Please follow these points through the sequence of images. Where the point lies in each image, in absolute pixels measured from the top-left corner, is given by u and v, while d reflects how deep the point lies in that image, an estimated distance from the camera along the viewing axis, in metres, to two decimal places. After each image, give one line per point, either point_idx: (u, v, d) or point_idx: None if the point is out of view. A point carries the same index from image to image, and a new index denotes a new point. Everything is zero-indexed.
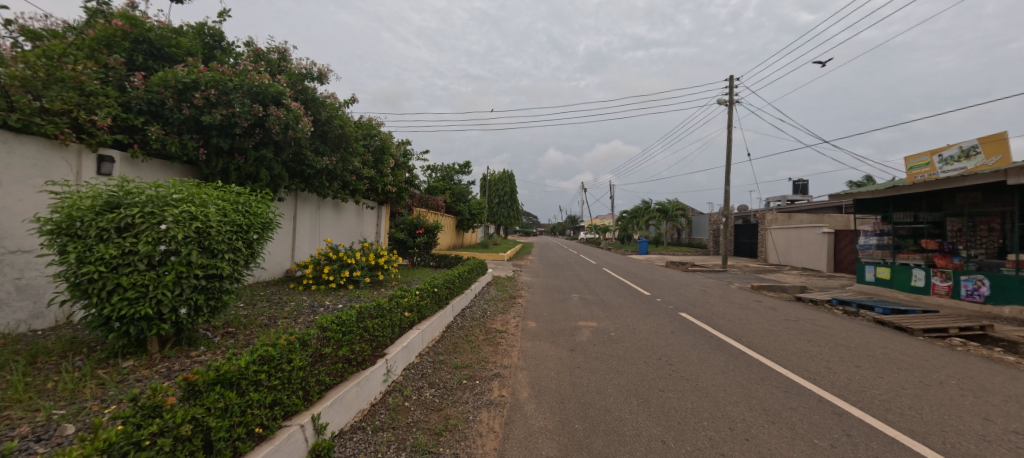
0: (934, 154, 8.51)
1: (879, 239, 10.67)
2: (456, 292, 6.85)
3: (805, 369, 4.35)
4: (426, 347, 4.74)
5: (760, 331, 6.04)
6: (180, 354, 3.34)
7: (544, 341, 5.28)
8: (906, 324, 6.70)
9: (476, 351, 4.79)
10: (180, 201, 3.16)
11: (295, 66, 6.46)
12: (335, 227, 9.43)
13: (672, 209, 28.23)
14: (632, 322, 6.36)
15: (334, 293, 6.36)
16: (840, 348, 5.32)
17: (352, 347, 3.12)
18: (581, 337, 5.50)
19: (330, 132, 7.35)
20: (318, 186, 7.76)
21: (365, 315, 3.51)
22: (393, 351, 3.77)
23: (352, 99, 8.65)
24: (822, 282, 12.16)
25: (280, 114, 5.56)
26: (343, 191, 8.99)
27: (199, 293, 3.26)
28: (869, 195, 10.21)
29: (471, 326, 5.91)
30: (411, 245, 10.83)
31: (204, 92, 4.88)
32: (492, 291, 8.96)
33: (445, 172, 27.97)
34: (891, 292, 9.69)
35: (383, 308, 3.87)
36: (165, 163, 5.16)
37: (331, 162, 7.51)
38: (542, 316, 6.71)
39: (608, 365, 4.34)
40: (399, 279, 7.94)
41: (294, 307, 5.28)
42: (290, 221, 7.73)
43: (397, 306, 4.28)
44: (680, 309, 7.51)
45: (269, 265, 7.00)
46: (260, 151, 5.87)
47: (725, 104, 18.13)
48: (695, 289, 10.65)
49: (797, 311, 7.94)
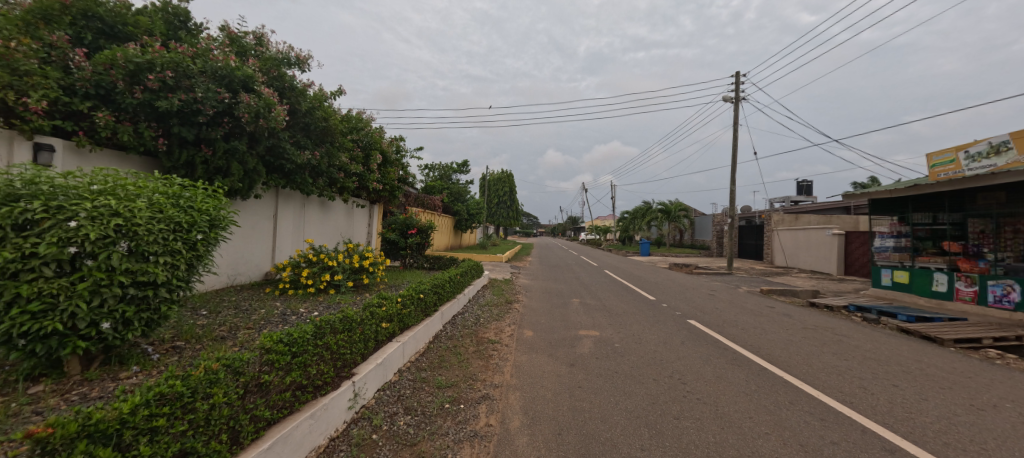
0: (960, 150, 7.97)
1: (897, 241, 10.14)
2: (447, 297, 6.33)
3: (839, 391, 3.81)
4: (408, 361, 4.22)
5: (779, 342, 5.50)
6: (105, 376, 2.81)
7: (540, 354, 4.74)
8: (934, 333, 6.16)
9: (464, 366, 4.25)
10: (101, 193, 2.63)
11: (272, 51, 5.95)
12: (321, 227, 8.93)
13: (674, 209, 27.70)
14: (638, 331, 5.82)
15: (313, 298, 5.84)
16: (871, 363, 4.78)
17: (305, 372, 2.57)
18: (582, 348, 4.97)
19: (312, 123, 6.84)
20: (300, 183, 7.24)
21: (329, 329, 2.97)
22: (364, 370, 3.23)
23: (339, 91, 8.17)
24: (834, 286, 11.62)
25: (249, 101, 5.00)
26: (330, 189, 8.47)
27: (128, 305, 2.73)
28: (886, 195, 9.67)
29: (461, 336, 5.40)
30: (402, 245, 10.33)
31: (161, 74, 4.35)
32: (488, 295, 8.43)
33: (442, 171, 27.48)
34: (910, 297, 9.14)
35: (353, 321, 3.33)
36: (119, 155, 4.62)
37: (313, 157, 6.98)
38: (540, 324, 6.18)
39: (614, 385, 3.80)
40: (387, 283, 7.42)
41: (263, 314, 4.75)
42: (269, 220, 7.22)
43: (372, 316, 3.72)
44: (688, 316, 6.98)
45: (242, 268, 6.55)
46: (231, 142, 5.38)
47: (730, 101, 17.58)
48: (702, 293, 10.13)
49: (814, 318, 7.40)
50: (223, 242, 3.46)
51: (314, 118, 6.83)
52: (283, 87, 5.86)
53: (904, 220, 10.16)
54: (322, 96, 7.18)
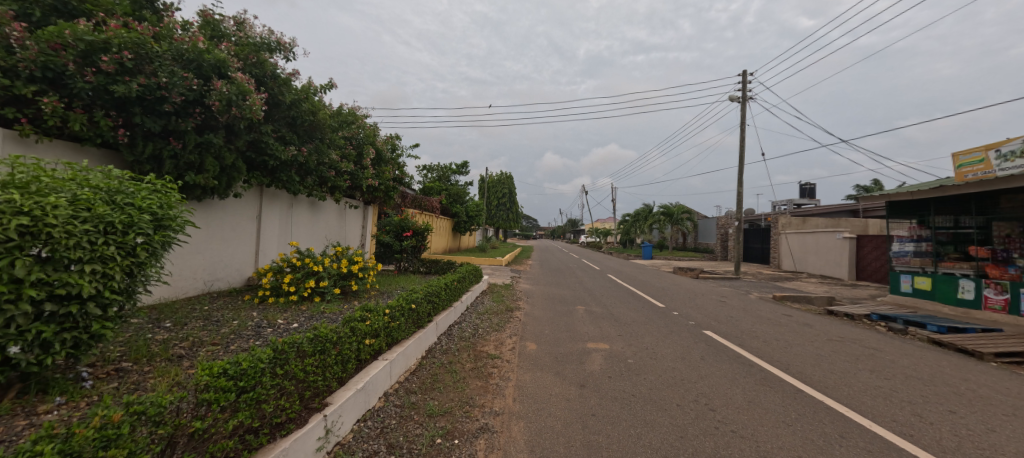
0: (990, 149, 7.49)
1: (917, 246, 9.50)
2: (442, 306, 5.80)
3: (892, 421, 3.29)
4: (397, 382, 3.71)
5: (808, 357, 4.99)
6: (18, 411, 2.22)
7: (546, 372, 4.22)
8: (972, 347, 5.65)
9: (460, 388, 3.72)
10: (4, 186, 2.10)
11: (251, 37, 5.47)
12: (310, 228, 8.44)
13: (677, 212, 27.26)
14: (651, 344, 5.31)
15: (295, 307, 5.30)
16: (915, 382, 4.28)
17: (258, 410, 2.04)
18: (592, 364, 4.47)
19: (298, 116, 6.37)
20: (285, 181, 6.74)
21: (295, 353, 2.45)
22: (340, 399, 2.70)
23: (329, 84, 7.71)
24: (849, 292, 11.12)
25: (219, 87, 4.50)
26: (320, 188, 7.96)
27: (45, 324, 2.20)
28: (905, 197, 9.20)
29: (458, 350, 4.89)
30: (397, 248, 9.80)
31: (118, 55, 3.86)
32: (487, 303, 7.91)
33: (440, 172, 27.00)
34: (933, 305, 8.66)
35: (328, 339, 2.80)
36: (74, 146, 4.10)
37: (299, 153, 6.50)
38: (544, 335, 5.67)
39: (633, 413, 3.28)
40: (379, 289, 6.89)
41: (234, 327, 4.21)
42: (252, 221, 6.72)
43: (353, 334, 3.19)
44: (703, 326, 6.47)
45: (220, 273, 6.08)
46: (204, 135, 4.90)
47: (737, 100, 17.13)
48: (712, 299, 9.63)
49: (837, 328, 6.90)
50: (175, 246, 2.94)
51: (301, 111, 6.35)
52: (263, 75, 5.38)
53: (924, 224, 9.68)
54: (310, 89, 6.70)
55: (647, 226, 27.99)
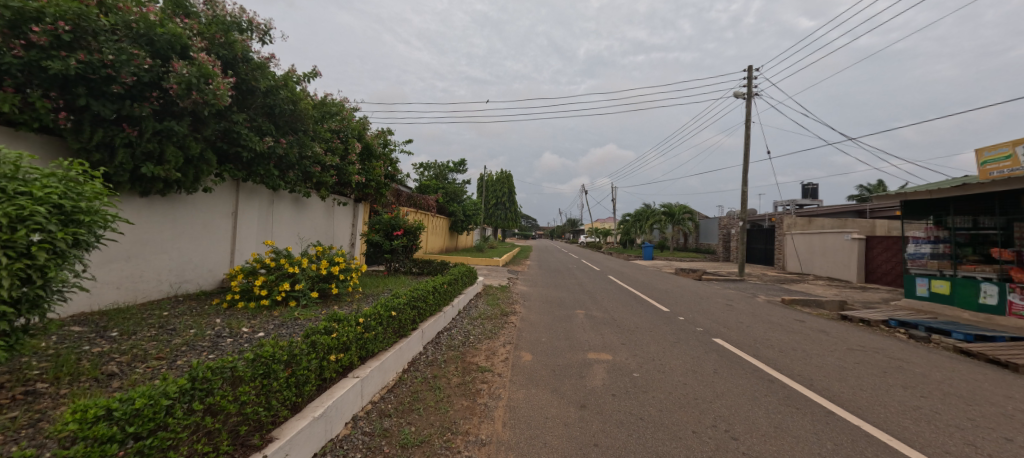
0: (1018, 144, 7.03)
1: (934, 248, 9.14)
2: (430, 311, 5.30)
3: (945, 452, 2.81)
4: (370, 403, 3.22)
5: (831, 370, 4.52)
6: None
7: (541, 388, 3.73)
8: (1006, 357, 5.18)
9: (442, 410, 3.23)
10: None
11: (221, 14, 4.99)
12: (293, 226, 7.95)
13: (678, 212, 26.84)
14: (658, 355, 4.84)
15: (266, 313, 4.80)
16: (956, 401, 3.80)
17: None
18: (594, 379, 4.00)
19: (276, 105, 5.89)
20: (262, 175, 6.27)
21: (224, 381, 1.94)
22: (292, 431, 2.21)
23: (314, 72, 7.25)
24: (859, 296, 10.67)
25: (177, 68, 3.88)
26: (304, 184, 7.48)
27: None
28: (923, 196, 8.72)
29: (445, 361, 4.41)
30: (386, 248, 9.25)
31: (54, 26, 3.36)
32: (481, 307, 7.43)
33: (438, 171, 26.52)
34: (952, 310, 8.19)
35: (278, 360, 2.30)
36: (9, 132, 3.61)
37: (277, 145, 6.02)
38: (541, 344, 5.19)
39: (642, 442, 2.80)
40: (364, 292, 6.41)
41: (189, 337, 3.71)
42: (226, 218, 6.22)
43: (313, 352, 2.68)
44: (713, 333, 6.00)
45: (188, 274, 5.62)
46: (163, 121, 4.46)
47: (743, 97, 16.70)
48: (718, 303, 9.16)
49: (855, 335, 6.44)
50: (88, 246, 2.42)
51: (278, 99, 5.88)
52: (233, 57, 4.88)
53: (941, 224, 9.22)
54: (290, 76, 6.21)
55: (648, 226, 27.53)
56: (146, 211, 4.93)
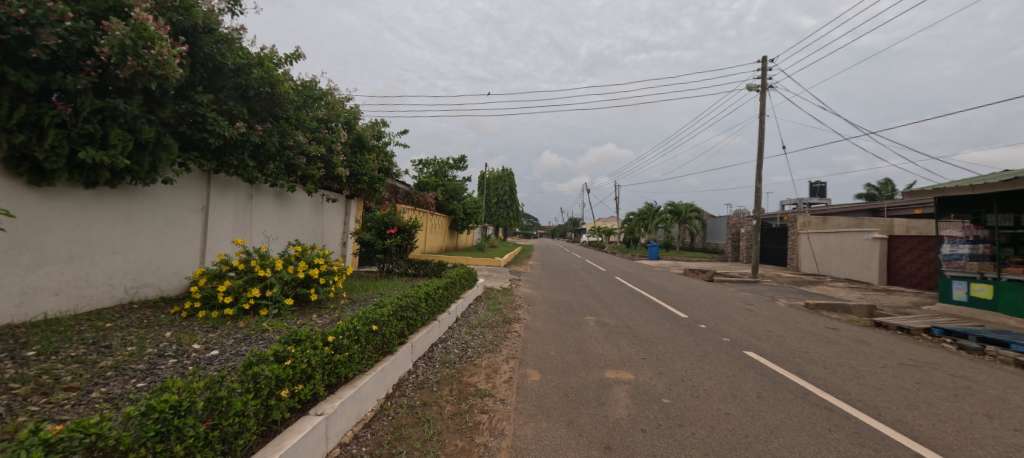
0: None
1: (973, 248, 8.35)
2: (422, 322, 4.61)
3: None
4: (336, 449, 2.48)
5: (893, 394, 3.83)
6: None
7: (553, 421, 3.03)
8: None
9: (430, 455, 2.51)
10: None
11: None
12: (274, 223, 7.25)
13: (685, 211, 26.21)
14: (686, 373, 4.17)
15: (229, 323, 4.10)
16: None
17: None
18: (617, 407, 3.32)
19: (249, 87, 5.25)
20: (235, 166, 5.59)
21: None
22: None
23: (297, 54, 6.62)
24: (887, 299, 9.97)
25: (108, 28, 3.21)
26: (287, 177, 6.82)
27: None
28: (964, 192, 8.05)
29: (437, 382, 3.72)
30: (378, 248, 8.51)
31: None
32: (481, 312, 6.77)
33: (438, 168, 25.90)
34: (996, 316, 7.50)
35: (190, 412, 1.60)
36: None
37: (250, 132, 5.36)
38: (549, 359, 4.51)
39: None
40: (349, 298, 5.72)
41: (122, 358, 3.01)
42: (194, 213, 5.53)
43: (252, 392, 1.98)
44: (743, 345, 5.31)
45: (145, 277, 4.91)
46: (105, 98, 3.81)
47: (756, 89, 15.96)
48: (738, 307, 8.47)
49: (900, 346, 5.74)
50: None
51: (251, 79, 5.23)
52: (190, 25, 4.26)
53: (979, 223, 8.47)
54: (267, 55, 5.57)
55: (654, 225, 26.82)
56: (90, 205, 4.24)
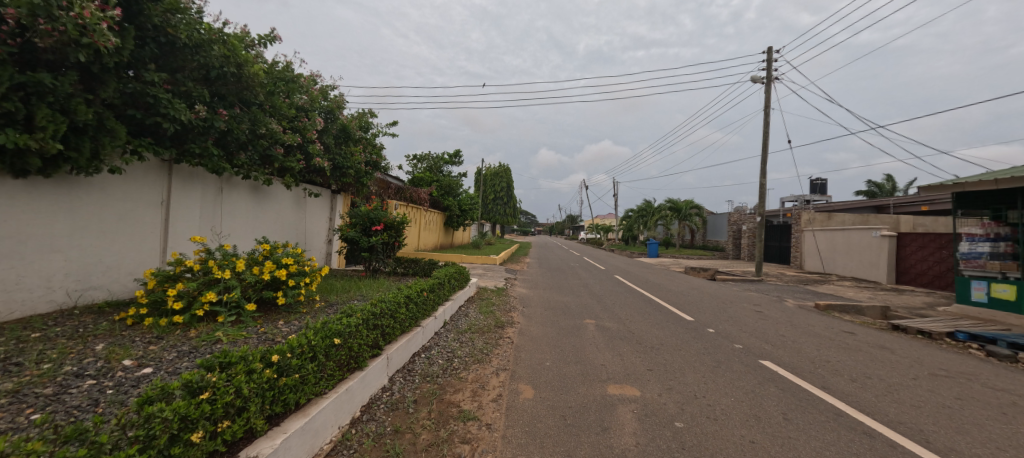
0: None
1: (994, 246, 7.89)
2: (401, 329, 4.11)
3: None
4: None
5: (937, 414, 3.35)
6: None
7: (547, 454, 2.52)
8: None
9: None
10: None
11: None
12: (248, 218, 6.71)
13: (686, 207, 25.78)
14: (699, 387, 3.70)
15: (179, 332, 3.58)
16: None
17: None
18: (621, 432, 2.84)
19: (211, 66, 4.73)
20: (198, 155, 5.05)
21: None
22: None
23: (272, 36, 6.09)
24: (899, 300, 9.53)
25: None
26: (262, 169, 6.28)
27: None
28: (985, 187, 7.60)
29: (413, 403, 3.21)
30: (363, 246, 7.96)
31: None
32: (473, 315, 6.28)
33: (432, 164, 25.35)
34: (1020, 318, 7.08)
35: None
36: None
37: (214, 117, 4.83)
38: (545, 371, 4.02)
39: None
40: (325, 301, 5.23)
41: (29, 379, 2.49)
42: (151, 207, 4.98)
43: (141, 443, 1.46)
44: (758, 353, 4.85)
45: (91, 278, 4.37)
46: (29, 71, 3.26)
47: (760, 82, 15.46)
48: (746, 309, 8.03)
49: (927, 353, 5.29)
50: None
51: (212, 58, 4.70)
52: None
53: (1000, 220, 7.99)
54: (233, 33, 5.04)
55: (654, 222, 26.38)
56: (18, 197, 3.69)
